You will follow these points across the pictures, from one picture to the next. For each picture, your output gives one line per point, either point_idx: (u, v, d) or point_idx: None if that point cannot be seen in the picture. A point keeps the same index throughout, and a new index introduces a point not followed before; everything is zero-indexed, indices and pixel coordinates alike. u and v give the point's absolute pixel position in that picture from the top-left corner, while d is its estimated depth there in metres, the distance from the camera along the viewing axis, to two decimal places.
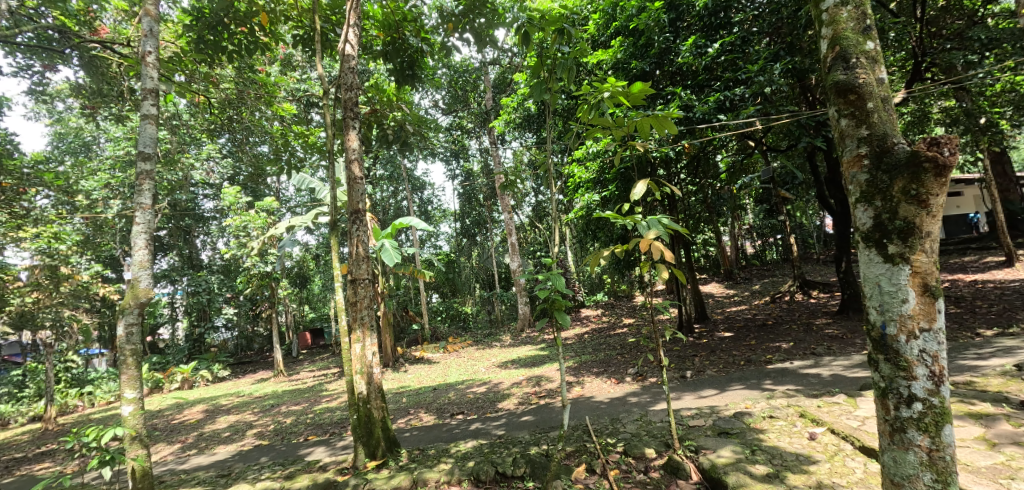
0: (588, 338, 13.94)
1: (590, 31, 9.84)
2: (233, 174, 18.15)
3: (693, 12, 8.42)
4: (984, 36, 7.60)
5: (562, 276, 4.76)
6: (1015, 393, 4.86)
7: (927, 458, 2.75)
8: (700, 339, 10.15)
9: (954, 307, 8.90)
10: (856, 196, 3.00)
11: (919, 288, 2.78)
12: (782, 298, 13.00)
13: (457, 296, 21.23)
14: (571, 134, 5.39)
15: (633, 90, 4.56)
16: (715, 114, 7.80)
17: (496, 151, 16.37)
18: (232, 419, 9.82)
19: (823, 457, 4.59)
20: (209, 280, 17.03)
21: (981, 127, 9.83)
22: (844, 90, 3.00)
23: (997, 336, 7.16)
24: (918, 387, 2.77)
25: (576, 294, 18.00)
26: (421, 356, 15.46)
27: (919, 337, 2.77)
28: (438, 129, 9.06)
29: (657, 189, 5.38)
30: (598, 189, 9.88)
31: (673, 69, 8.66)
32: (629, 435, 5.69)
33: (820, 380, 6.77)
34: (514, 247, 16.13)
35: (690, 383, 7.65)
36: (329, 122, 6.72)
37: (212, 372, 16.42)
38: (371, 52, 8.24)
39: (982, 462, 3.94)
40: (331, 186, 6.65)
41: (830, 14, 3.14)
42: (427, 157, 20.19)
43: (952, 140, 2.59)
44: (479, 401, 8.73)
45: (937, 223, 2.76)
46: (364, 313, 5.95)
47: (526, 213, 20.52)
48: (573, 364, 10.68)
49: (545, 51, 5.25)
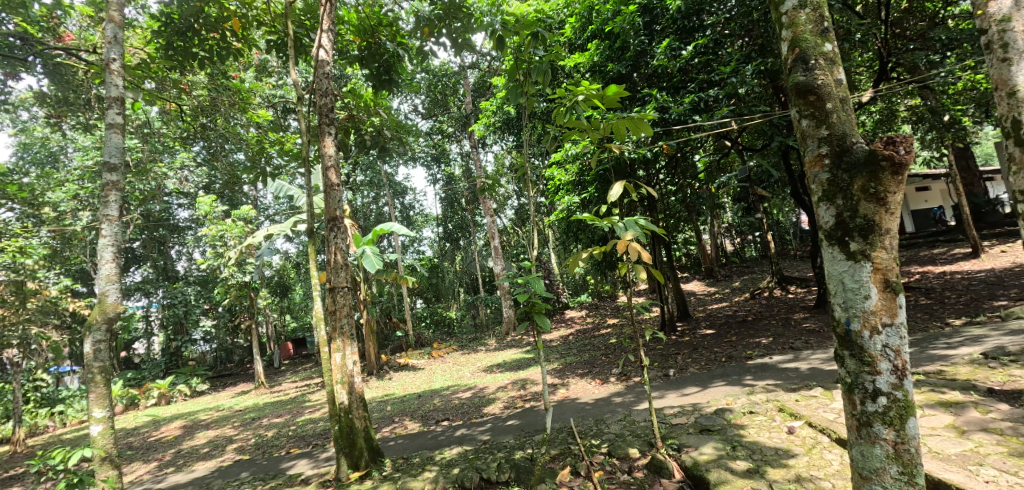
0: (572, 339, 14.00)
1: (568, 35, 9.96)
2: (209, 183, 17.79)
3: (667, 15, 8.52)
4: (944, 37, 7.94)
5: (541, 279, 4.78)
6: (982, 380, 5.00)
7: (893, 451, 2.80)
8: (682, 337, 10.31)
9: (924, 298, 9.16)
10: (818, 195, 3.04)
11: (880, 284, 2.83)
12: (761, 294, 13.23)
13: (441, 301, 21.10)
14: (547, 138, 5.37)
15: (608, 93, 4.59)
16: (690, 114, 7.95)
17: (477, 154, 16.36)
18: (211, 435, 9.59)
19: (801, 450, 4.65)
20: (185, 292, 16.71)
21: (946, 123, 10.16)
22: (804, 91, 3.05)
23: (965, 325, 7.38)
24: (882, 381, 2.82)
25: (560, 297, 18.09)
26: (404, 364, 15.24)
27: (882, 332, 2.83)
28: (418, 134, 9.03)
29: (634, 191, 5.37)
30: (578, 191, 10.01)
31: (650, 71, 8.86)
32: (613, 436, 5.72)
33: (798, 373, 6.89)
34: (498, 251, 16.06)
35: (673, 381, 7.72)
36: (306, 128, 6.65)
37: (191, 386, 16.09)
38: (347, 57, 8.17)
39: (952, 449, 4.01)
40: (308, 193, 6.53)
41: (789, 16, 3.20)
42: (409, 161, 20.14)
43: (908, 139, 2.64)
44: (465, 406, 8.70)
45: (895, 220, 2.82)
46: (344, 321, 5.86)
47: (508, 216, 20.53)
48: (557, 367, 10.70)
49: (521, 55, 5.25)
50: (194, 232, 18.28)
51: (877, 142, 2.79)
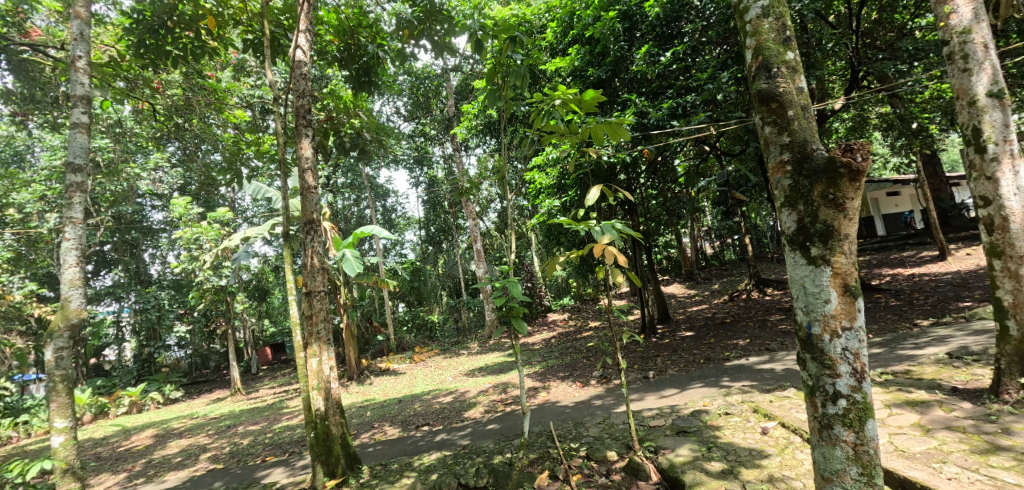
0: (554, 342, 14.02)
1: (549, 39, 10.01)
2: (184, 184, 17.42)
3: (647, 21, 8.62)
4: (910, 47, 8.11)
5: (519, 283, 4.81)
6: (946, 380, 5.15)
7: (853, 452, 2.85)
8: (662, 339, 10.41)
9: (894, 300, 9.40)
10: (781, 200, 3.09)
11: (840, 289, 2.89)
12: (739, 296, 13.43)
13: (423, 304, 20.97)
14: (525, 142, 5.38)
15: (585, 98, 4.61)
16: (668, 120, 8.02)
17: (460, 157, 16.32)
18: (183, 443, 9.36)
19: (774, 450, 4.72)
20: (159, 296, 16.30)
21: (914, 131, 10.47)
22: (766, 99, 3.11)
23: (932, 326, 7.60)
24: (842, 384, 2.88)
25: (542, 300, 18.13)
26: (386, 368, 15.09)
27: (841, 336, 2.89)
28: (399, 136, 8.96)
29: (611, 195, 5.39)
30: (559, 195, 10.06)
31: (629, 76, 8.96)
32: (592, 439, 5.73)
33: (773, 374, 7.00)
34: (481, 253, 15.99)
35: (652, 384, 7.78)
36: (282, 130, 6.55)
37: (164, 393, 15.70)
38: (326, 57, 8.06)
39: (917, 447, 4.11)
40: (284, 195, 6.43)
41: (753, 25, 3.25)
42: (391, 164, 20.00)
43: (864, 146, 2.70)
44: (445, 411, 8.64)
45: (854, 225, 2.88)
46: (320, 326, 5.77)
47: (491, 220, 20.51)
48: (539, 370, 10.70)
49: (500, 59, 5.25)
50: (168, 235, 17.86)
51: (835, 149, 2.85)
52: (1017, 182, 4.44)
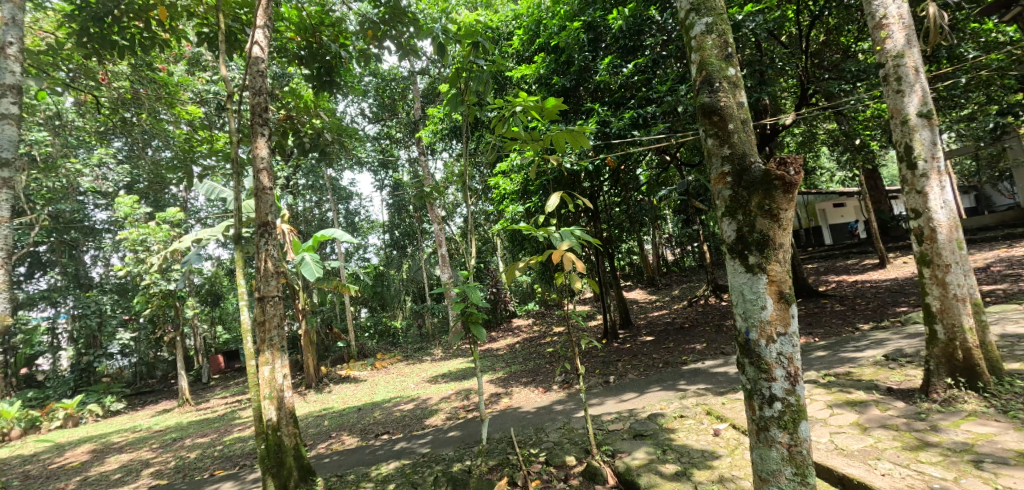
0: (518, 348, 14.03)
1: (516, 46, 10.07)
2: (131, 183, 16.56)
3: (610, 34, 8.84)
4: (854, 69, 8.57)
5: (478, 289, 4.89)
6: (883, 380, 5.44)
7: (788, 453, 2.96)
8: (623, 344, 10.58)
9: (839, 305, 9.87)
10: (722, 210, 3.20)
11: (775, 295, 3.02)
12: (698, 302, 13.79)
13: (386, 310, 20.62)
14: (488, 147, 5.39)
15: (546, 106, 4.65)
16: (630, 130, 8.18)
17: (426, 161, 16.16)
18: (124, 459, 8.85)
19: (725, 451, 4.85)
20: (100, 301, 15.42)
21: (857, 146, 11.09)
22: (708, 112, 3.23)
23: (872, 330, 8.01)
24: (777, 387, 2.99)
25: (507, 306, 18.15)
26: (346, 375, 14.74)
27: (777, 341, 3.01)
28: (362, 138, 8.79)
29: (572, 202, 5.44)
30: (523, 201, 10.11)
31: (593, 86, 9.14)
32: (551, 444, 5.75)
33: (727, 377, 7.22)
34: (446, 259, 15.86)
35: (612, 388, 7.89)
36: (236, 129, 6.33)
37: (104, 405, 14.83)
38: (287, 55, 7.84)
39: (855, 445, 4.32)
40: (236, 196, 6.20)
41: (697, 40, 3.37)
42: (355, 166, 19.62)
43: (796, 160, 2.83)
44: (406, 419, 8.50)
45: (787, 235, 3.01)
46: (273, 333, 5.59)
47: (457, 225, 20.41)
48: (502, 376, 10.68)
49: (464, 64, 5.25)
50: (111, 236, 16.92)
51: (771, 162, 2.98)
52: (942, 197, 4.74)
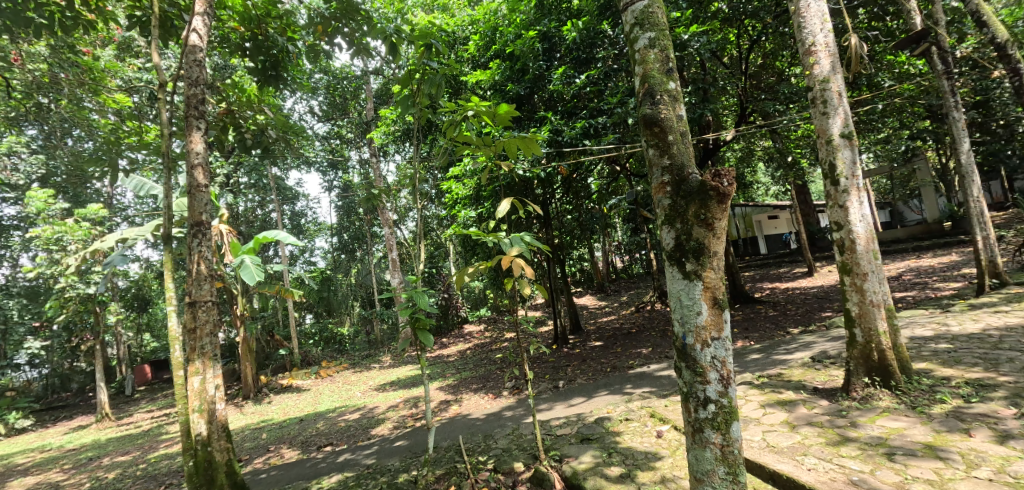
0: (469, 354, 13.94)
1: (471, 52, 10.05)
2: (48, 176, 15.28)
3: (564, 45, 9.04)
4: (787, 92, 9.13)
5: (425, 294, 4.81)
6: (810, 380, 5.79)
7: (721, 453, 3.08)
8: (573, 349, 10.72)
9: (773, 310, 10.43)
10: (662, 218, 3.31)
11: (710, 301, 3.15)
12: (645, 307, 14.20)
13: (332, 316, 19.95)
14: (439, 151, 5.35)
15: (498, 111, 4.65)
16: (581, 139, 8.33)
17: (377, 162, 15.83)
18: (30, 482, 8.10)
19: (667, 452, 4.99)
20: (6, 306, 14.10)
21: (789, 163, 11.84)
22: (650, 123, 3.34)
23: (801, 333, 8.51)
24: (711, 389, 3.11)
25: (458, 312, 18.03)
26: (288, 385, 14.14)
27: (711, 345, 3.14)
28: (308, 137, 8.48)
29: (522, 208, 5.47)
30: (475, 206, 10.08)
31: (547, 95, 9.28)
32: (500, 451, 5.74)
33: (670, 380, 7.46)
34: (396, 263, 15.56)
35: (561, 393, 7.97)
36: (166, 121, 5.99)
37: (9, 423, 13.55)
38: (229, 46, 7.48)
39: (784, 442, 4.56)
40: (167, 193, 5.85)
41: (641, 54, 3.48)
42: (302, 165, 18.95)
43: (729, 172, 2.97)
44: (351, 429, 8.25)
45: (722, 243, 3.15)
46: (205, 341, 5.28)
47: (408, 229, 20.11)
48: (452, 382, 10.57)
49: (416, 65, 5.19)
50: (21, 233, 15.63)
51: (707, 173, 3.11)
52: (861, 211, 5.11)
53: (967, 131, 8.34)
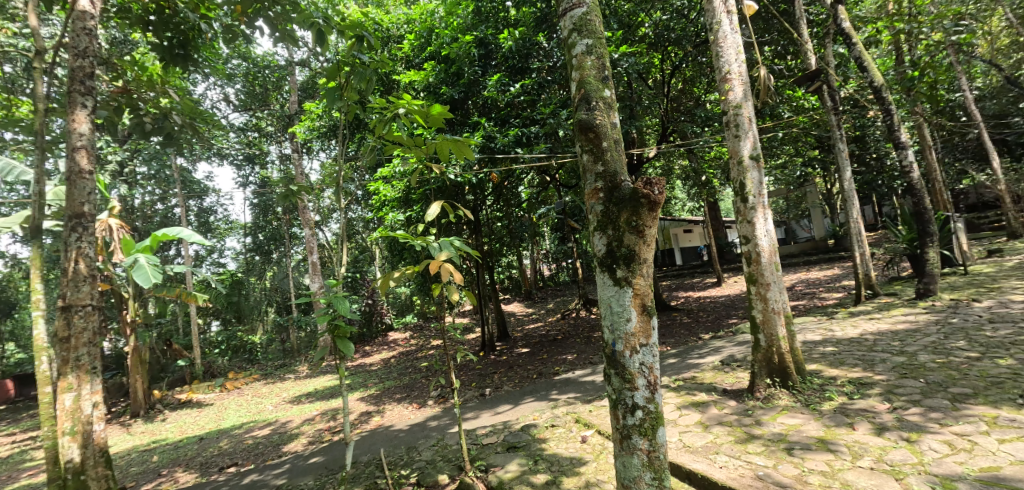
0: (393, 362, 13.50)
1: (405, 51, 9.76)
2: None
3: (500, 53, 9.08)
4: (704, 116, 9.73)
5: (346, 300, 4.54)
6: (720, 383, 6.13)
7: (647, 459, 3.13)
8: (500, 356, 10.68)
9: (687, 317, 11.01)
10: (594, 224, 3.35)
11: (639, 308, 3.21)
12: (570, 314, 14.48)
13: (242, 323, 18.39)
14: (367, 149, 5.12)
15: (432, 112, 4.50)
16: (513, 147, 8.32)
17: (299, 159, 14.99)
18: None
19: (591, 457, 5.05)
20: None
21: (703, 182, 12.72)
22: (585, 128, 3.37)
23: (712, 338, 9.04)
24: (639, 395, 3.16)
25: (383, 318, 17.45)
26: (186, 399, 12.89)
27: (639, 351, 3.20)
28: (220, 125, 7.81)
29: (453, 213, 5.34)
30: (403, 209, 9.80)
31: (481, 101, 9.24)
32: (424, 463, 5.55)
33: (594, 386, 7.61)
34: (316, 267, 14.78)
35: (488, 401, 7.88)
36: (40, 93, 5.30)
37: None
38: (128, 18, 6.71)
39: (699, 442, 4.77)
40: (39, 177, 5.18)
41: (578, 60, 3.51)
42: (214, 156, 17.55)
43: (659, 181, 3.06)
44: (259, 447, 7.65)
45: (650, 250, 3.22)
46: (81, 352, 4.74)
47: (332, 231, 19.26)
48: (374, 392, 10.15)
49: (345, 57, 4.93)
50: None
51: (638, 182, 3.18)
52: (765, 226, 5.48)
53: (848, 161, 9.27)
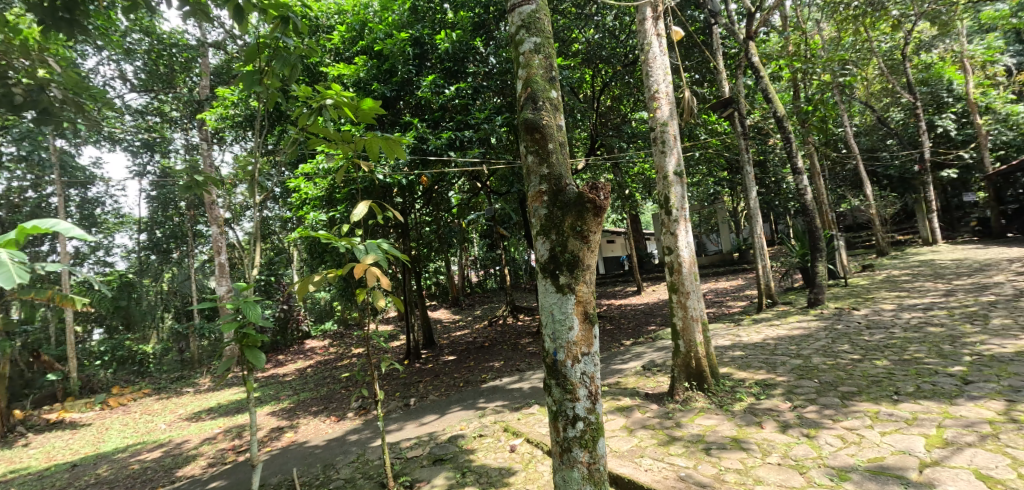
0: (310, 372, 12.66)
1: (334, 42, 9.14)
2: None
3: (436, 54, 8.84)
4: (630, 132, 10.03)
5: (257, 305, 4.11)
6: (642, 387, 6.25)
7: (587, 472, 3.03)
8: (425, 364, 10.32)
9: (610, 324, 11.26)
10: (537, 228, 3.22)
11: (581, 315, 3.11)
12: (497, 321, 14.37)
13: (133, 332, 16.53)
14: (288, 141, 4.69)
15: (363, 105, 4.15)
16: (446, 150, 8.09)
17: (208, 150, 13.74)
18: None
19: (520, 466, 4.90)
20: None
21: (627, 195, 13.21)
22: (531, 128, 3.24)
23: (634, 344, 9.27)
24: (580, 406, 3.06)
25: (300, 325, 16.40)
26: (58, 419, 11.27)
27: (581, 361, 3.10)
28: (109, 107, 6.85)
29: (381, 214, 5.02)
30: (325, 209, 9.18)
31: (414, 101, 8.90)
32: (341, 482, 5.14)
33: (521, 393, 7.50)
34: (224, 269, 13.59)
35: (412, 411, 7.52)
36: None
37: None
38: None
39: (625, 446, 4.79)
40: None
41: (525, 57, 3.39)
42: (106, 140, 15.70)
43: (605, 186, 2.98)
44: (148, 473, 6.78)
45: (594, 257, 3.14)
46: None
47: (244, 229, 17.90)
48: (286, 406, 9.41)
49: (268, 40, 4.48)
50: None
51: (584, 186, 3.10)
52: (686, 238, 5.65)
53: (753, 183, 9.87)
